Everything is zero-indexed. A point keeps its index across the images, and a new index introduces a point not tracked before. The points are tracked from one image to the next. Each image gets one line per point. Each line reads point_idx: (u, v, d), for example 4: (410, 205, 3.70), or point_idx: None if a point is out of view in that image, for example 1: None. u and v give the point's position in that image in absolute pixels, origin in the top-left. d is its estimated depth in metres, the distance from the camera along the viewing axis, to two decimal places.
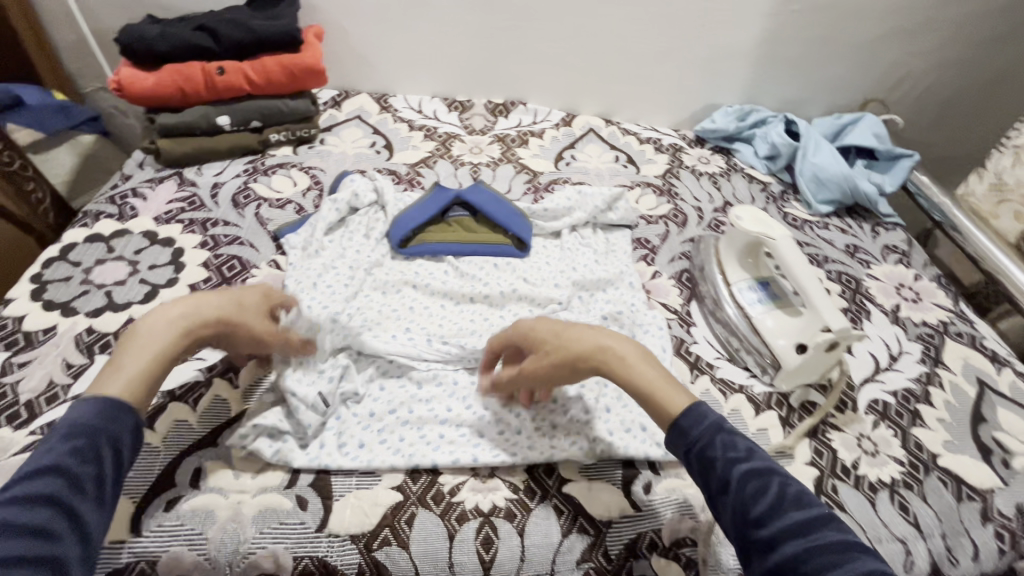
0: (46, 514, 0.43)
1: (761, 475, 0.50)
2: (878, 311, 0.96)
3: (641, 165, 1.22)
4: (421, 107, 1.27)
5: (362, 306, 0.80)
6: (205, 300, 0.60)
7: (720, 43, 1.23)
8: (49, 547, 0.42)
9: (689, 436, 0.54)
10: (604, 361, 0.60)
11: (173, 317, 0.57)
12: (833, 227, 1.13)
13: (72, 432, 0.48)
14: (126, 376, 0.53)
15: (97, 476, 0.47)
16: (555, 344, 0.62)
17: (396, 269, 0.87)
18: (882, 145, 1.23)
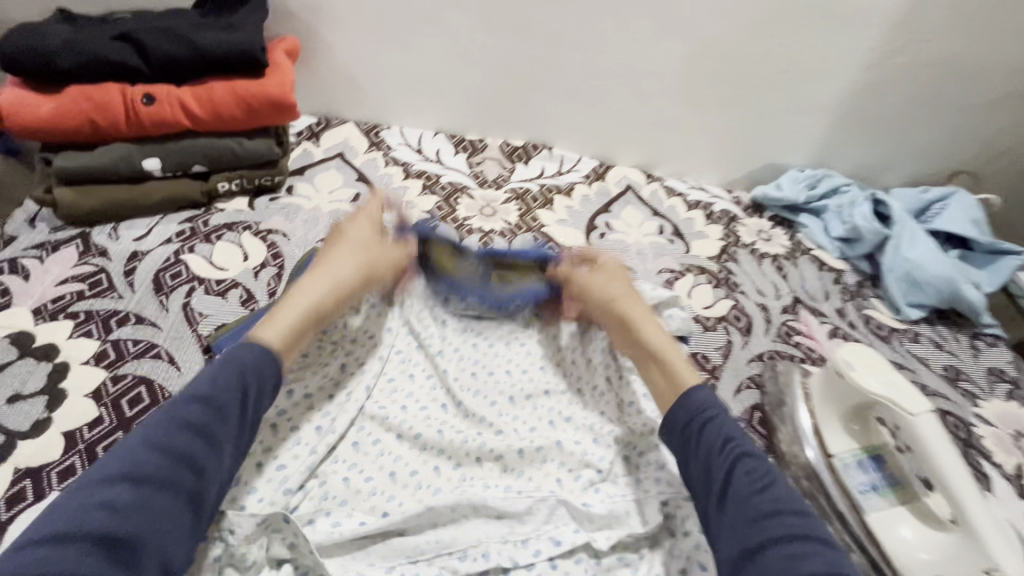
0: (193, 444, 0.45)
1: (755, 458, 0.51)
2: (999, 478, 0.74)
3: (689, 239, 0.99)
4: (420, 146, 1.02)
5: (324, 475, 0.58)
6: (345, 269, 0.63)
7: (796, 95, 0.99)
8: (188, 485, 0.44)
9: (693, 409, 0.55)
10: (625, 317, 0.66)
11: (325, 279, 0.61)
12: (925, 339, 0.91)
13: (230, 366, 0.50)
14: (283, 326, 0.56)
15: (236, 420, 0.48)
16: (611, 289, 0.70)
17: (374, 404, 0.64)
18: (980, 234, 1.00)
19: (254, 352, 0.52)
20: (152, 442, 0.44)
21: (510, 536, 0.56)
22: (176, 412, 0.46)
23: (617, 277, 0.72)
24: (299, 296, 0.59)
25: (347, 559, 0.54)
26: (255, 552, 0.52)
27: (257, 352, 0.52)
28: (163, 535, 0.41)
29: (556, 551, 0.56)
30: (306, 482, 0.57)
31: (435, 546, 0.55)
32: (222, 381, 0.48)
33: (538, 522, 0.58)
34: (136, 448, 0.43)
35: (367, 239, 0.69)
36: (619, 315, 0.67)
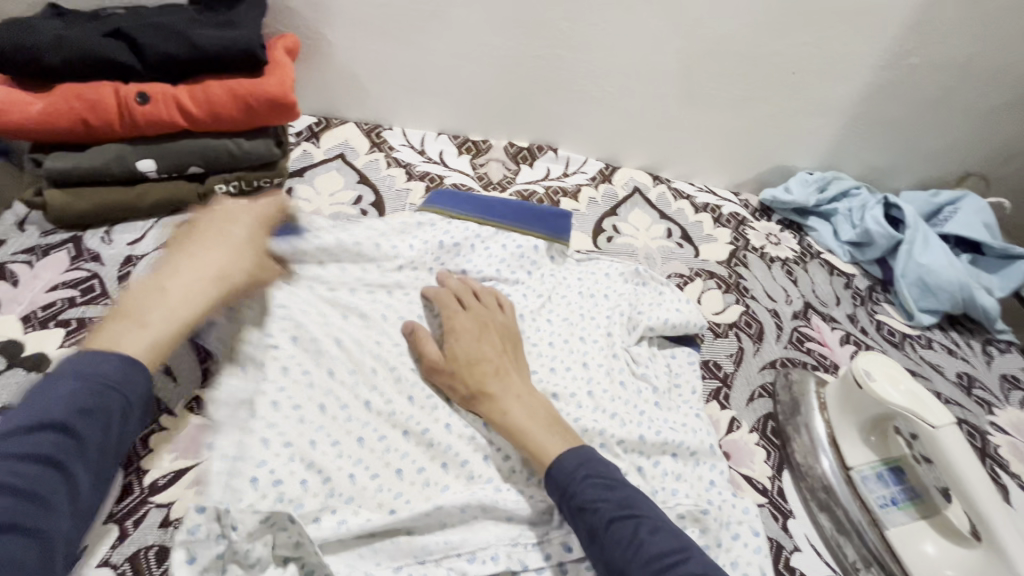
0: (44, 479, 0.40)
1: (624, 518, 0.49)
2: (1017, 489, 0.73)
3: (698, 243, 0.97)
4: (423, 148, 1.00)
5: (328, 470, 0.54)
6: (226, 260, 0.56)
7: (807, 97, 0.98)
8: (39, 522, 0.39)
9: (559, 482, 0.53)
10: (490, 404, 0.59)
11: (203, 275, 0.54)
12: (938, 346, 0.90)
13: (86, 381, 0.44)
14: (155, 334, 0.49)
15: (102, 445, 0.44)
16: (463, 359, 0.62)
17: (378, 398, 0.61)
18: (993, 239, 0.99)
19: (113, 362, 0.45)
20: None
21: (519, 538, 0.54)
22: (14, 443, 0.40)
23: (474, 335, 0.64)
24: (157, 298, 0.51)
25: (354, 557, 0.51)
26: (260, 548, 0.48)
27: (119, 364, 0.45)
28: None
29: (567, 560, 0.53)
30: (308, 478, 0.53)
31: (444, 546, 0.52)
32: (71, 402, 0.42)
33: (548, 528, 0.55)
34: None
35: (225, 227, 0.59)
36: (483, 404, 0.60)
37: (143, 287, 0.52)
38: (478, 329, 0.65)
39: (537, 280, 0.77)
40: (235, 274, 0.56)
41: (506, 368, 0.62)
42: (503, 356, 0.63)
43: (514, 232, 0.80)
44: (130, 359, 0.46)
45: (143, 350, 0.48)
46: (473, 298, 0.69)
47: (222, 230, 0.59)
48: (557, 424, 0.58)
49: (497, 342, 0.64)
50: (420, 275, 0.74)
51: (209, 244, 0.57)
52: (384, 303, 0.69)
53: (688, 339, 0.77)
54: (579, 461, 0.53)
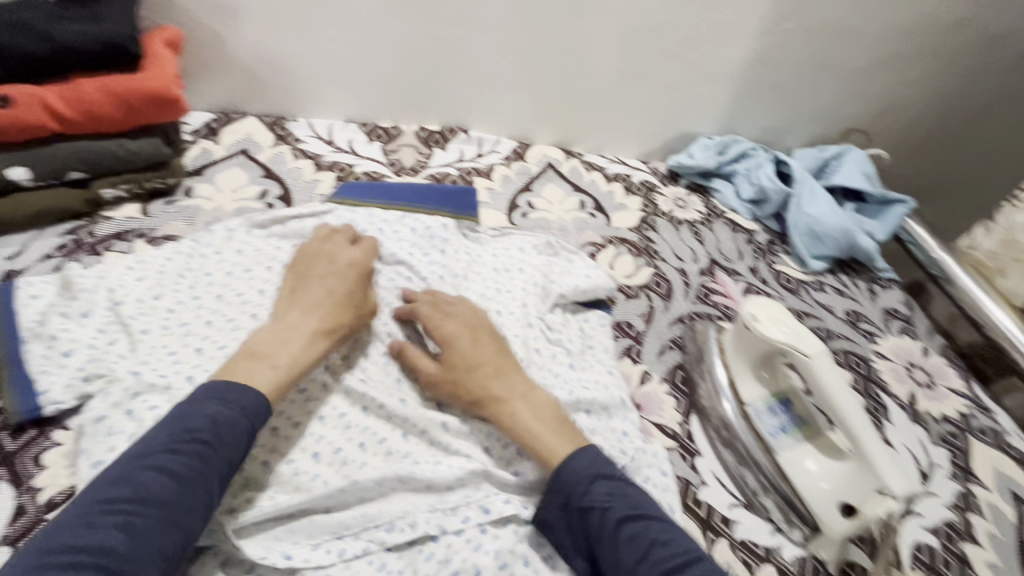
0: (184, 473, 0.48)
1: (635, 520, 0.52)
2: (896, 406, 0.81)
3: (610, 212, 1.01)
4: (331, 137, 0.99)
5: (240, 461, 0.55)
6: (327, 289, 0.63)
7: (698, 65, 1.03)
8: (175, 514, 0.46)
9: (568, 484, 0.54)
10: (497, 411, 0.60)
11: (310, 310, 0.61)
12: (830, 288, 0.98)
13: (221, 400, 0.52)
14: (278, 368, 0.56)
15: (229, 459, 0.50)
16: (461, 366, 0.62)
17: None
18: (873, 187, 1.08)
19: (247, 393, 0.53)
20: (149, 465, 0.47)
21: (438, 504, 0.56)
22: (174, 441, 0.49)
23: (469, 341, 0.63)
24: (272, 341, 0.58)
25: (271, 539, 0.52)
26: None
27: (249, 394, 0.53)
28: (147, 558, 0.44)
29: (486, 521, 0.55)
30: None
31: (362, 520, 0.54)
32: (211, 417, 0.50)
33: (469, 492, 0.57)
34: (132, 472, 0.47)
35: (340, 275, 0.65)
36: (490, 410, 0.60)
37: (265, 331, 0.59)
38: (472, 333, 0.64)
39: (451, 258, 0.79)
40: (341, 324, 0.62)
41: (505, 371, 0.62)
42: (506, 360, 0.63)
43: (419, 214, 0.83)
44: (253, 392, 0.53)
45: (267, 383, 0.55)
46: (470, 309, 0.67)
47: (334, 278, 0.64)
48: (562, 427, 0.59)
49: (495, 346, 0.64)
50: None
51: (314, 288, 0.63)
52: None
53: (602, 302, 0.81)
54: (585, 469, 0.55)
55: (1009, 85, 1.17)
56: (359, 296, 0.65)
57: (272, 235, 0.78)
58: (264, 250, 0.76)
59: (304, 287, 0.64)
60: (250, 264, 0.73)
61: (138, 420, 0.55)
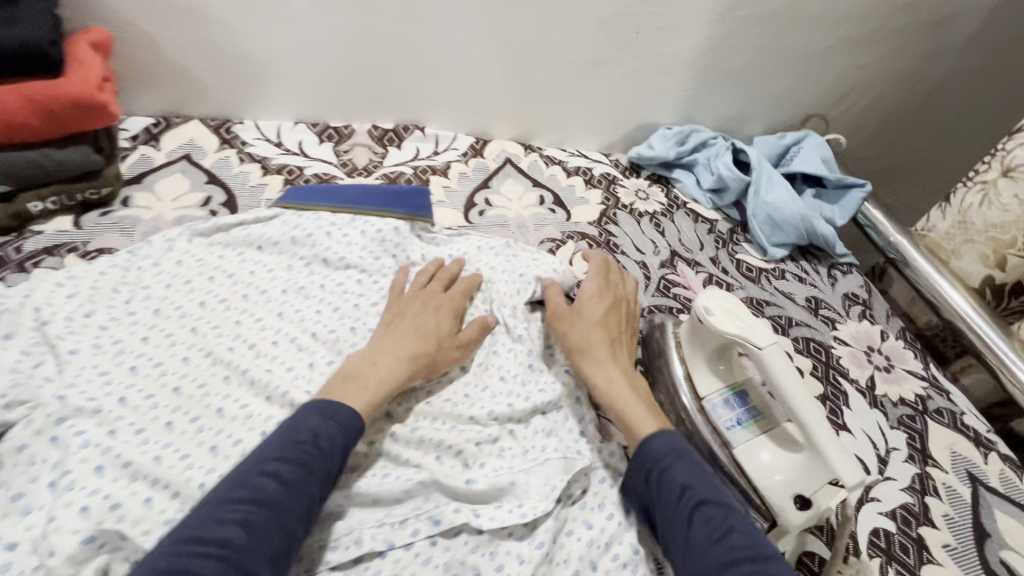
0: (294, 479, 0.49)
1: (715, 505, 0.52)
2: (854, 392, 0.82)
3: (570, 207, 1.00)
4: (280, 139, 0.96)
5: (175, 484, 0.52)
6: (424, 321, 0.67)
7: (654, 55, 1.01)
8: (284, 518, 0.47)
9: (649, 457, 0.57)
10: (595, 374, 0.66)
11: (405, 339, 0.64)
12: (790, 275, 0.99)
13: (327, 412, 0.54)
14: (369, 389, 0.58)
15: (327, 470, 0.51)
16: (579, 331, 0.70)
17: (232, 404, 0.60)
18: (831, 172, 1.09)
19: (344, 405, 0.56)
20: (263, 471, 0.49)
21: (386, 518, 0.54)
22: (284, 448, 0.51)
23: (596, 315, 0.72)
24: (369, 361, 0.61)
25: None
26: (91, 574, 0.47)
27: (346, 406, 0.56)
28: (262, 557, 0.45)
29: (436, 533, 0.54)
30: (152, 495, 0.52)
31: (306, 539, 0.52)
32: (319, 428, 0.53)
33: (418, 504, 0.56)
34: (249, 476, 0.49)
35: (441, 310, 0.69)
36: (588, 374, 0.67)
37: (361, 355, 0.62)
38: (607, 303, 0.75)
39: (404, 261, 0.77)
40: (427, 354, 0.64)
41: (616, 352, 0.70)
42: (618, 341, 0.71)
43: (370, 216, 0.81)
44: (347, 406, 0.55)
45: (358, 401, 0.57)
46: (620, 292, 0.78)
47: (436, 311, 0.69)
48: (651, 407, 0.63)
49: (617, 321, 0.74)
50: (277, 276, 0.73)
51: (413, 319, 0.67)
52: (232, 312, 0.68)
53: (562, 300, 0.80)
54: (665, 440, 0.58)
55: (962, 66, 1.17)
56: (450, 333, 0.67)
57: (215, 243, 0.75)
58: (206, 260, 0.73)
59: (406, 315, 0.68)
60: (190, 274, 0.71)
61: (64, 446, 0.53)
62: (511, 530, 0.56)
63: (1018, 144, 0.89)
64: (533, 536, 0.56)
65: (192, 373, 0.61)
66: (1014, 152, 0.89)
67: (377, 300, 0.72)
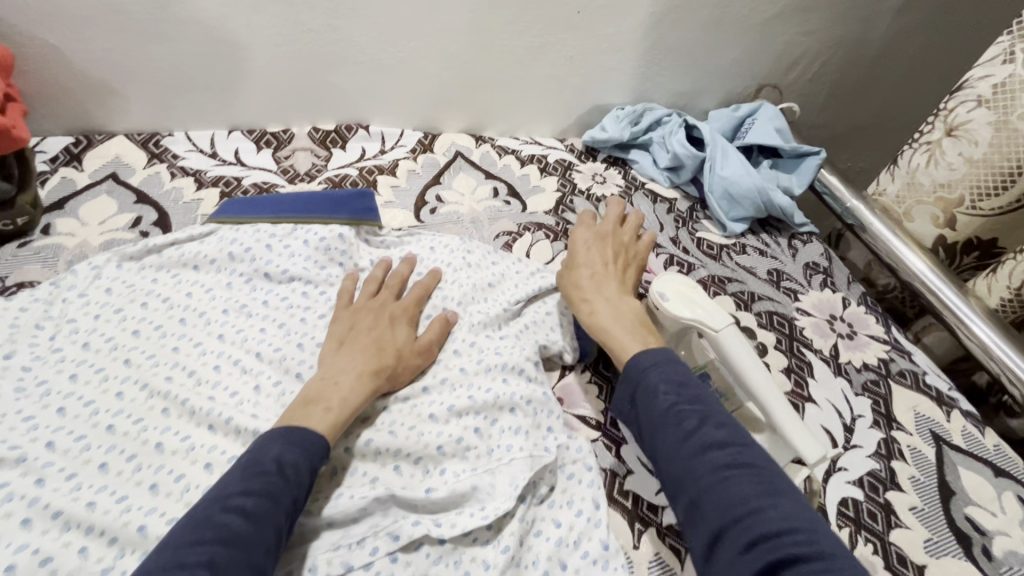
0: (263, 508, 0.46)
1: (691, 409, 0.53)
2: (819, 362, 0.82)
3: (526, 197, 0.97)
4: (215, 150, 0.91)
5: (113, 530, 0.49)
6: (382, 333, 0.65)
7: (599, 36, 0.98)
8: (251, 555, 0.44)
9: (630, 375, 0.58)
10: (581, 303, 0.68)
11: (362, 353, 0.61)
12: (751, 249, 0.98)
13: (290, 438, 0.51)
14: (330, 413, 0.55)
15: (296, 499, 0.49)
16: (573, 263, 0.73)
17: (172, 438, 0.56)
18: (785, 141, 1.08)
19: (308, 433, 0.52)
20: (227, 507, 0.46)
21: (343, 540, 0.52)
22: (246, 479, 0.47)
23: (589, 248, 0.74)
24: (325, 384, 0.58)
25: None
26: None
27: (309, 433, 0.52)
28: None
29: (396, 549, 0.52)
30: (88, 545, 0.48)
31: None
32: (281, 452, 0.50)
33: (376, 521, 0.54)
34: (211, 515, 0.45)
35: (401, 319, 0.68)
36: (575, 304, 0.69)
37: (318, 378, 0.59)
38: (592, 238, 0.75)
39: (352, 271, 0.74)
40: (386, 365, 0.62)
41: (604, 281, 0.70)
42: (611, 274, 0.71)
43: (313, 223, 0.77)
44: (309, 434, 0.52)
45: (321, 428, 0.54)
46: (617, 222, 0.78)
47: (394, 321, 0.67)
48: (640, 331, 0.63)
49: (607, 253, 0.73)
50: (217, 297, 0.69)
51: (368, 331, 0.64)
52: (168, 339, 0.64)
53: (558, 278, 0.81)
54: (652, 358, 0.58)
55: (908, 26, 1.16)
56: (414, 346, 0.65)
57: (147, 268, 0.70)
58: (137, 285, 0.69)
59: (358, 328, 0.65)
60: (122, 302, 0.66)
61: None
62: (475, 536, 0.54)
63: (959, 102, 0.87)
64: (497, 541, 0.55)
65: (127, 409, 0.58)
66: (957, 111, 0.88)
67: (324, 312, 0.69)
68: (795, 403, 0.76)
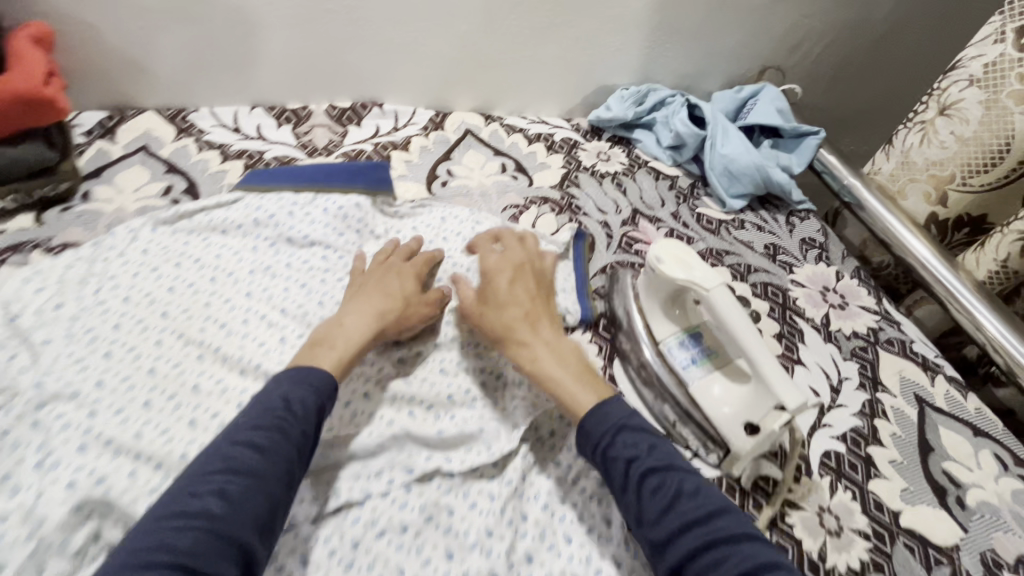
0: (272, 441, 0.51)
1: (660, 473, 0.53)
2: (809, 329, 0.86)
3: (532, 173, 1.01)
4: (239, 125, 0.96)
5: (159, 457, 0.55)
6: (388, 284, 0.69)
7: (605, 17, 1.02)
8: (262, 480, 0.49)
9: (593, 434, 0.57)
10: (520, 349, 0.64)
11: (369, 301, 0.66)
12: (749, 224, 1.02)
13: (292, 383, 0.56)
14: (335, 353, 0.60)
15: (303, 434, 0.53)
16: (495, 300, 0.68)
17: (207, 380, 0.62)
18: (786, 121, 1.11)
19: (312, 369, 0.58)
20: (240, 441, 0.50)
21: (362, 471, 0.58)
22: (257, 419, 0.52)
23: (507, 284, 0.69)
24: (331, 328, 0.63)
25: None
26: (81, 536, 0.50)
27: (312, 369, 0.57)
28: (244, 524, 0.46)
29: (410, 480, 0.57)
30: (137, 469, 0.54)
31: None
32: (285, 398, 0.54)
33: (392, 455, 0.59)
34: (226, 446, 0.50)
35: (409, 273, 0.71)
36: (512, 350, 0.64)
37: (328, 323, 0.64)
38: (512, 273, 0.71)
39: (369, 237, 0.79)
40: (391, 314, 0.66)
41: (536, 319, 0.67)
42: (539, 309, 0.68)
43: (332, 193, 0.82)
44: (313, 369, 0.57)
45: (327, 364, 0.59)
46: (524, 249, 0.76)
47: (399, 274, 0.70)
48: (588, 374, 0.63)
49: (530, 288, 0.70)
50: (245, 258, 0.74)
51: (375, 284, 0.69)
52: (202, 294, 0.70)
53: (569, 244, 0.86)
54: (614, 416, 0.58)
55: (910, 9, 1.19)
56: (418, 297, 0.69)
57: (179, 231, 0.76)
58: (171, 247, 0.74)
59: (360, 288, 0.69)
60: (157, 261, 0.72)
61: (45, 430, 0.55)
62: (482, 471, 0.60)
63: (952, 82, 0.90)
64: (502, 475, 0.60)
65: (166, 355, 0.63)
66: (950, 91, 0.91)
67: (343, 273, 0.75)
68: (785, 365, 0.80)
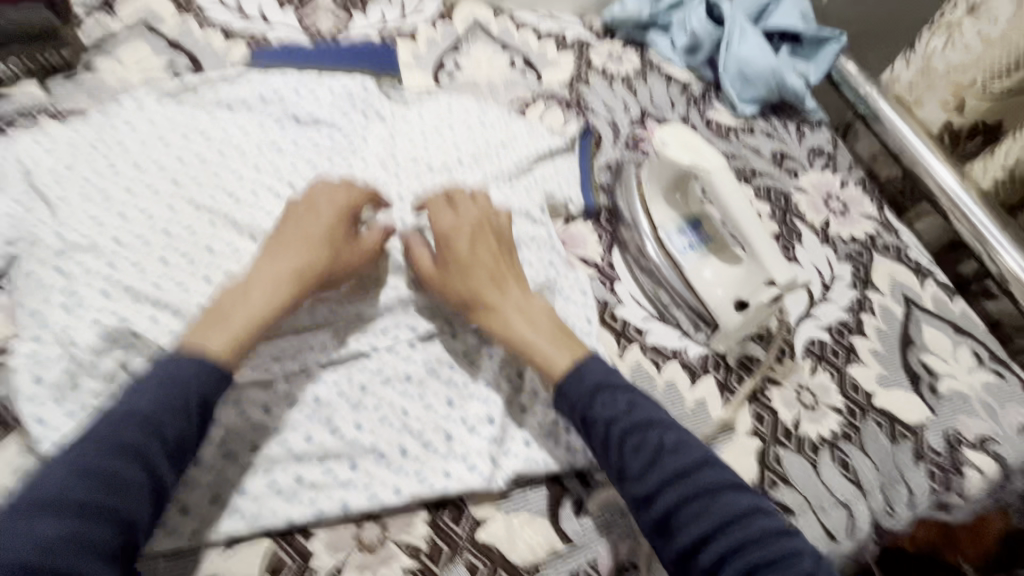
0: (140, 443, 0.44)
1: (641, 430, 0.52)
2: (808, 232, 0.87)
3: (542, 69, 0.99)
4: (239, 4, 0.92)
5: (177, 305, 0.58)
6: (306, 225, 0.58)
7: None
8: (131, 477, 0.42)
9: (572, 396, 0.55)
10: (494, 315, 0.59)
11: (293, 252, 0.56)
12: (759, 131, 1.00)
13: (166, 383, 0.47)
14: (228, 333, 0.51)
15: (179, 438, 0.46)
16: (456, 263, 0.60)
17: (220, 242, 0.64)
18: (809, 26, 1.06)
19: (187, 366, 0.48)
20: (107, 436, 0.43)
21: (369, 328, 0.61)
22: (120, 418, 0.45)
23: (469, 243, 0.61)
24: (231, 299, 0.53)
25: None
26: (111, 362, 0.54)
27: (189, 366, 0.48)
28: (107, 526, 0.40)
29: (414, 338, 0.61)
30: (158, 314, 0.57)
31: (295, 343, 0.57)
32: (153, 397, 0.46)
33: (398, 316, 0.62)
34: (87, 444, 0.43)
35: (342, 216, 0.60)
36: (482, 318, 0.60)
37: (228, 289, 0.54)
38: (472, 231, 0.62)
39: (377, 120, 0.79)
40: (318, 262, 0.57)
41: (503, 277, 0.61)
42: (505, 267, 0.62)
43: (338, 75, 0.81)
44: (205, 360, 0.49)
45: (214, 352, 0.50)
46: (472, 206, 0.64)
47: (327, 218, 0.59)
48: (560, 329, 0.59)
49: (493, 245, 0.62)
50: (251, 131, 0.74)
51: (292, 234, 0.58)
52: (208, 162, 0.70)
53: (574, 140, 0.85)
54: (586, 378, 0.55)
55: None
56: (355, 241, 0.60)
57: (184, 103, 0.75)
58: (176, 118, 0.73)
59: (276, 241, 0.57)
60: (163, 130, 0.71)
61: (69, 274, 0.58)
62: None
63: None
64: None
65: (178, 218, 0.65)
66: None
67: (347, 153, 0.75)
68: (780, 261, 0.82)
